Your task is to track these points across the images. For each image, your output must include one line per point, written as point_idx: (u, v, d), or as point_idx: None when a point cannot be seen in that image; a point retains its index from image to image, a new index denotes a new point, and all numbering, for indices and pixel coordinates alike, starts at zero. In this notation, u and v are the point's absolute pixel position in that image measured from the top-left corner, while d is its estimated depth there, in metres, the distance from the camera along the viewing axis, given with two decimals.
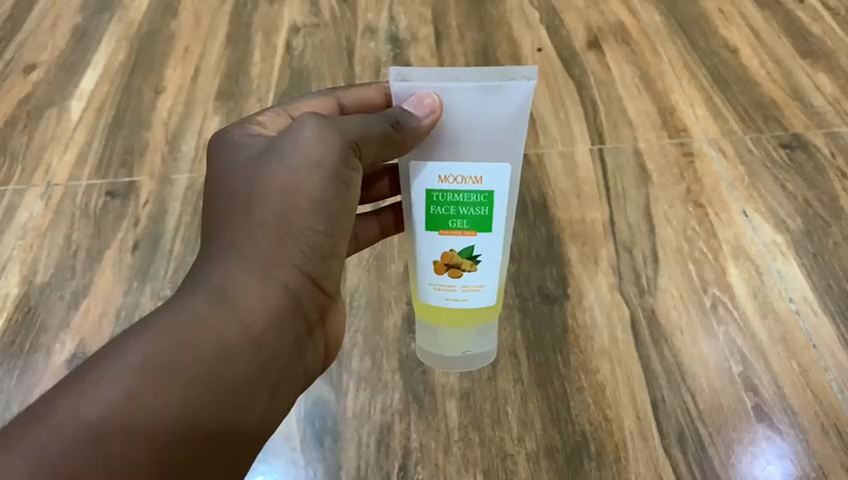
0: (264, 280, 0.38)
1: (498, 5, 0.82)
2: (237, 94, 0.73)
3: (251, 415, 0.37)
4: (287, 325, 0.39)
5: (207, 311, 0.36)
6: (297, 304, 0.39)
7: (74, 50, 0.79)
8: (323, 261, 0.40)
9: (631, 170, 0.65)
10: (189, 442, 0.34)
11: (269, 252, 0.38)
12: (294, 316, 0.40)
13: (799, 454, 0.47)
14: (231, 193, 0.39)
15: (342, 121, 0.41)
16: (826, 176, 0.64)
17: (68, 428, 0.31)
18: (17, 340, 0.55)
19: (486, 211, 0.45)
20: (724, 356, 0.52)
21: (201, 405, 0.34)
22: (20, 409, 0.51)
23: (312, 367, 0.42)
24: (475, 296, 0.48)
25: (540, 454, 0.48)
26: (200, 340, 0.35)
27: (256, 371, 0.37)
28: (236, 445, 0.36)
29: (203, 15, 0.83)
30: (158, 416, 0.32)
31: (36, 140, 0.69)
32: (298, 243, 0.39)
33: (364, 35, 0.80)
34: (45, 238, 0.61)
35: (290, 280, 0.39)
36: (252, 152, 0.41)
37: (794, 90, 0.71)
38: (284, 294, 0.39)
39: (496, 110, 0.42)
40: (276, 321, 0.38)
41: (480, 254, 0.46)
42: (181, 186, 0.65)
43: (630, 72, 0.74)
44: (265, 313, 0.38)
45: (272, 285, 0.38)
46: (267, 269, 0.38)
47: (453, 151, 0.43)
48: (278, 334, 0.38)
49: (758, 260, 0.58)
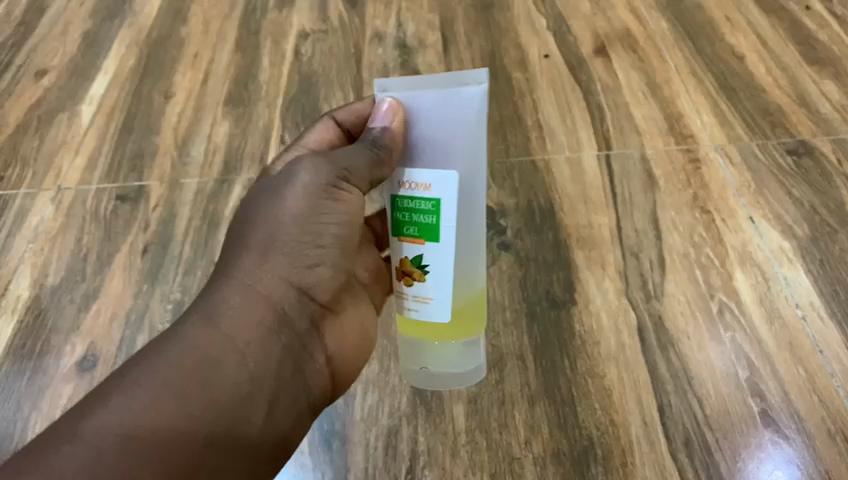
0: (246, 295, 0.39)
1: (506, 12, 0.83)
2: (247, 99, 0.74)
3: (248, 424, 0.37)
4: (275, 337, 0.40)
5: (192, 330, 0.37)
6: (282, 313, 0.40)
7: (85, 55, 0.80)
8: (311, 273, 0.42)
9: (638, 176, 0.65)
10: (189, 449, 0.34)
11: (252, 268, 0.40)
12: (284, 326, 0.41)
13: (807, 459, 0.47)
14: (231, 230, 0.42)
15: (333, 154, 0.43)
16: (834, 183, 0.64)
17: (71, 445, 0.31)
18: (29, 342, 0.55)
19: (431, 219, 0.42)
20: (732, 362, 0.52)
21: (194, 411, 0.34)
22: (32, 412, 0.51)
23: (321, 377, 0.43)
24: (425, 307, 0.44)
25: (547, 458, 0.48)
26: (185, 356, 0.36)
27: (248, 379, 0.37)
28: (242, 449, 0.36)
29: (212, 21, 0.84)
30: (154, 426, 0.33)
31: (48, 143, 0.70)
32: (282, 257, 0.40)
33: (372, 42, 0.80)
34: (56, 241, 0.62)
35: (272, 292, 0.40)
36: (252, 192, 0.44)
37: (802, 98, 0.72)
38: (267, 305, 0.40)
39: (448, 114, 0.41)
40: (262, 332, 0.39)
41: (428, 265, 0.43)
42: (191, 190, 0.65)
43: (636, 78, 0.74)
44: (249, 326, 0.39)
45: (253, 297, 0.39)
46: (248, 285, 0.40)
47: (408, 157, 0.42)
48: (265, 344, 0.39)
49: (765, 266, 0.58)
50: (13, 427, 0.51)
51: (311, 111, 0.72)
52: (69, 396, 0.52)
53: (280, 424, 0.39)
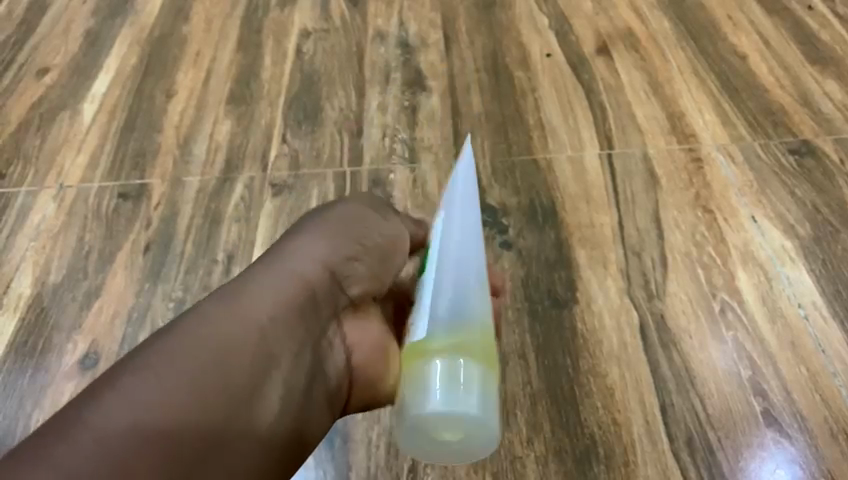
0: (274, 269, 0.33)
1: (508, 11, 0.83)
2: (248, 98, 0.74)
3: (260, 410, 0.29)
4: (299, 319, 0.33)
5: (203, 308, 0.30)
6: (312, 297, 0.34)
7: (87, 53, 0.80)
8: (348, 264, 0.36)
9: (640, 176, 0.65)
10: (195, 437, 0.26)
11: (286, 248, 0.35)
12: (309, 308, 0.33)
13: (808, 459, 0.47)
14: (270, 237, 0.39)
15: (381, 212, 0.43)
16: (836, 183, 0.64)
17: (78, 430, 0.24)
18: (32, 339, 0.55)
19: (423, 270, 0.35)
20: (733, 361, 0.52)
21: (205, 390, 0.27)
22: (34, 410, 0.52)
23: (335, 378, 0.35)
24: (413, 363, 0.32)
25: (549, 456, 0.48)
26: (193, 332, 0.29)
27: (264, 358, 0.30)
28: (253, 442, 0.29)
29: (214, 20, 0.84)
30: (166, 410, 0.26)
31: (50, 141, 0.70)
32: (320, 241, 0.36)
33: (374, 40, 0.80)
34: (58, 240, 0.62)
35: (304, 269, 0.34)
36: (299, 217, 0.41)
37: (804, 97, 0.71)
38: (295, 283, 0.33)
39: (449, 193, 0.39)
40: (287, 310, 0.32)
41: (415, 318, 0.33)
42: (193, 189, 0.65)
43: (639, 78, 0.74)
44: (271, 304, 0.32)
45: (280, 273, 0.33)
46: (276, 262, 0.34)
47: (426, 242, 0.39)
48: (287, 325, 0.32)
49: (767, 266, 0.58)
50: (15, 425, 0.51)
51: (312, 110, 0.72)
52: (71, 395, 0.52)
53: (292, 409, 0.31)
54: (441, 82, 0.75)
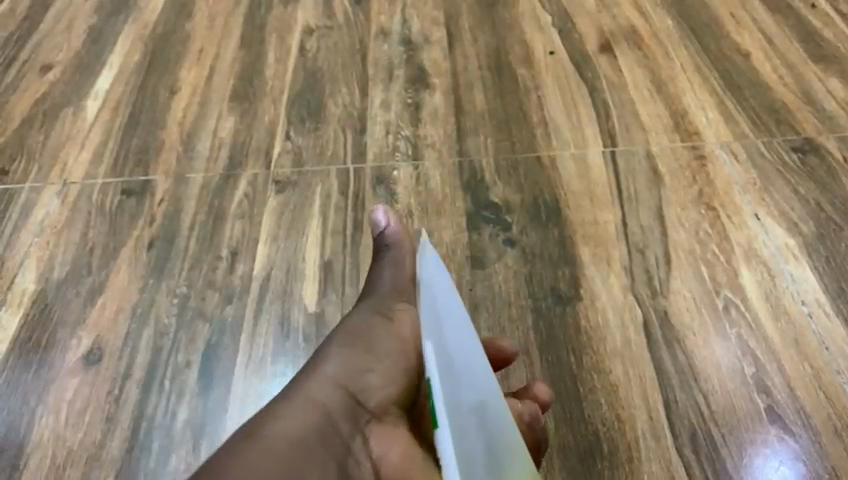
0: (296, 398, 0.36)
1: (511, 9, 0.83)
2: (252, 95, 0.74)
3: None
4: (322, 437, 0.34)
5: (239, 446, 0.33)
6: (330, 416, 0.35)
7: (90, 50, 0.80)
8: (361, 378, 0.37)
9: (644, 173, 0.65)
10: None
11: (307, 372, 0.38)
12: (329, 428, 0.35)
13: (812, 455, 0.47)
14: None
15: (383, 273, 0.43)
16: (839, 181, 0.64)
17: None
18: (35, 335, 0.55)
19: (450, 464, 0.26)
20: (737, 358, 0.52)
21: None
22: (38, 406, 0.52)
23: None
24: None
25: (554, 453, 0.48)
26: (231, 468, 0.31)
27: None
28: None
29: (217, 17, 0.84)
30: None
31: (53, 138, 0.70)
32: (334, 363, 0.38)
33: (377, 38, 0.80)
34: (61, 236, 0.62)
35: (326, 396, 0.36)
36: None
37: (807, 96, 0.71)
38: (315, 406, 0.36)
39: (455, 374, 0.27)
40: (311, 431, 0.34)
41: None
42: (196, 185, 0.65)
43: (642, 76, 0.74)
44: (296, 431, 0.34)
45: (302, 400, 0.36)
46: (300, 393, 0.36)
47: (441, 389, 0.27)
48: (308, 445, 0.34)
49: (770, 263, 0.58)
50: (19, 420, 0.51)
51: (315, 107, 0.72)
52: (75, 390, 0.52)
53: None
54: (444, 80, 0.75)
